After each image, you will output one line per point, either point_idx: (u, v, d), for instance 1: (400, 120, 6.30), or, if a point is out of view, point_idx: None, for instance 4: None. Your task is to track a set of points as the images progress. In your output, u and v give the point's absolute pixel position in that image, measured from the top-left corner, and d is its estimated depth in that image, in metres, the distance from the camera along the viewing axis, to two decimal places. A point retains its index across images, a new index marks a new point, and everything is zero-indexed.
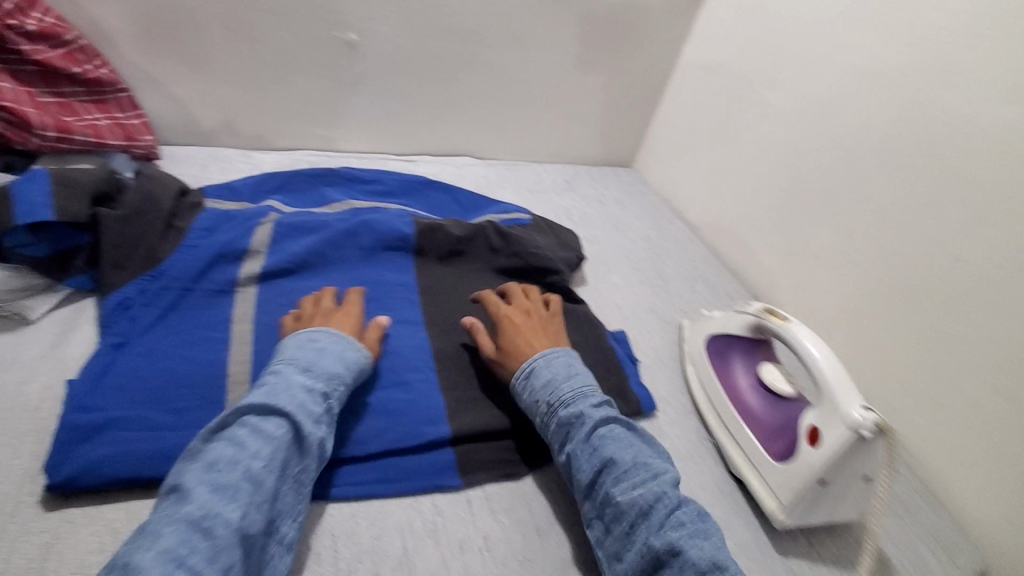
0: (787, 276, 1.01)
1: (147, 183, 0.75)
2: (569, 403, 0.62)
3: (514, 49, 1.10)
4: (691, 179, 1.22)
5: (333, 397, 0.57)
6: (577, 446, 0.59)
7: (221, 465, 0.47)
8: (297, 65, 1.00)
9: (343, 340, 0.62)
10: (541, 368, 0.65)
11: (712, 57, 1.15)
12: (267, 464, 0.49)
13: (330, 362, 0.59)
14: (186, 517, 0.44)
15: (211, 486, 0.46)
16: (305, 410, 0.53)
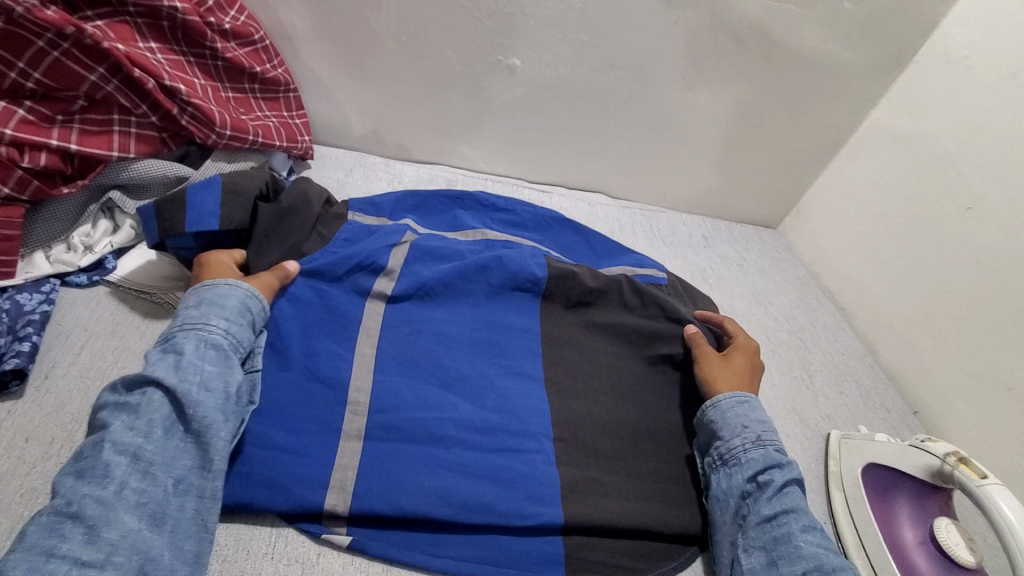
0: (964, 399, 0.85)
1: (301, 187, 0.75)
2: (779, 449, 0.62)
3: (677, 92, 1.02)
4: (850, 258, 1.08)
5: (210, 344, 0.56)
6: (774, 480, 0.59)
7: (88, 451, 0.48)
8: (454, 84, 0.99)
9: (204, 285, 0.61)
10: (755, 406, 0.66)
11: (906, 127, 1.00)
12: (141, 431, 0.49)
13: (190, 313, 0.59)
14: (52, 510, 0.45)
15: (78, 473, 0.46)
16: (169, 368, 0.53)
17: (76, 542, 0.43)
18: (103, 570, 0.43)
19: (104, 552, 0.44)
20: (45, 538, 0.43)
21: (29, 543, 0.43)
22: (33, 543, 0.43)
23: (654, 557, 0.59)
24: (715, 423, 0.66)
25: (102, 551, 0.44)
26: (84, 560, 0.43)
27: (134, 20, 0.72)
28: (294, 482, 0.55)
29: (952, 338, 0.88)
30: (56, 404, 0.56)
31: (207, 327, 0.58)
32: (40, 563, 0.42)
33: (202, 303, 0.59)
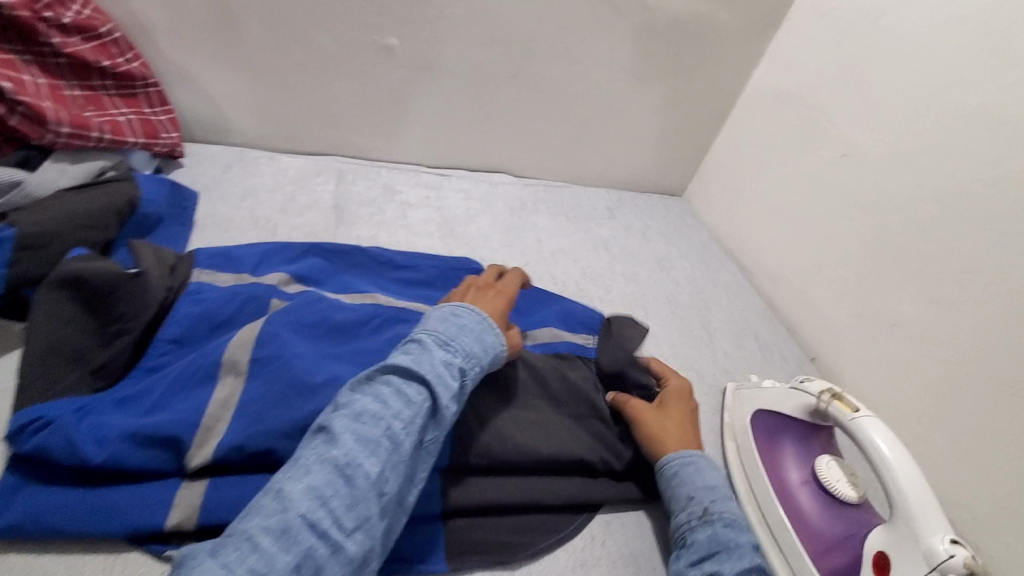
0: (853, 340, 0.88)
1: (134, 298, 0.58)
2: (728, 524, 0.53)
3: (564, 64, 1.01)
4: (748, 216, 1.10)
5: (468, 375, 0.54)
6: (721, 567, 0.50)
7: (365, 419, 0.47)
8: (334, 68, 0.95)
9: (486, 324, 0.58)
10: (703, 469, 0.59)
11: (785, 84, 1.02)
12: (405, 428, 0.48)
13: (475, 342, 0.56)
14: (333, 460, 0.45)
15: (356, 436, 0.46)
16: (443, 383, 0.51)
17: (341, 503, 0.43)
18: (347, 541, 0.43)
19: (354, 522, 0.44)
20: (317, 486, 0.43)
21: (307, 479, 0.43)
22: (309, 484, 0.43)
23: (542, 529, 0.57)
24: (666, 492, 0.59)
25: (350, 523, 0.43)
26: (339, 524, 0.43)
27: None
28: (132, 501, 0.49)
29: (839, 282, 0.90)
30: None
31: (471, 366, 0.54)
32: (310, 508, 0.42)
33: (469, 332, 0.56)
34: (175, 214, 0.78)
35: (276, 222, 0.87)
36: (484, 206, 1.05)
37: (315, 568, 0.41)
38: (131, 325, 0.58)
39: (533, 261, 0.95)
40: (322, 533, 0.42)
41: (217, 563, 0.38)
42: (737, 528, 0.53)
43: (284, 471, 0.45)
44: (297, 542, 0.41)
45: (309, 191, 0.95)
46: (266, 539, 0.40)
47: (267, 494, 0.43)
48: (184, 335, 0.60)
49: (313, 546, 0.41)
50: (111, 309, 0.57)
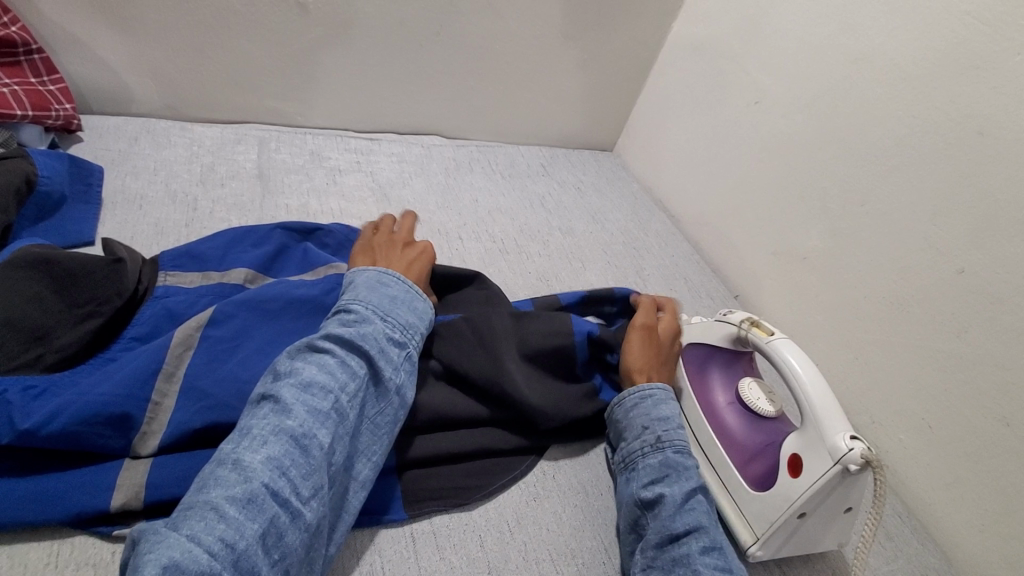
0: (770, 275, 0.95)
1: (111, 279, 0.60)
2: (679, 450, 0.58)
3: (488, 18, 1.00)
4: (674, 167, 1.14)
5: (409, 347, 0.57)
6: (671, 488, 0.55)
7: (314, 389, 0.47)
8: (244, 28, 0.89)
9: (413, 293, 0.60)
10: (660, 400, 0.62)
11: (702, 35, 1.06)
12: (350, 399, 0.49)
13: (410, 316, 0.58)
14: (288, 431, 0.44)
15: (308, 407, 0.46)
16: (385, 355, 0.53)
17: (299, 473, 0.43)
18: (305, 509, 0.43)
19: (311, 490, 0.44)
20: (277, 455, 0.43)
21: (265, 449, 0.43)
22: (268, 453, 0.43)
23: (496, 471, 0.61)
24: (621, 421, 0.63)
25: (307, 491, 0.43)
26: (298, 492, 0.43)
27: None
28: (72, 487, 0.48)
29: (756, 223, 0.97)
30: None
31: (409, 335, 0.57)
32: (271, 478, 0.42)
33: (406, 305, 0.58)
34: (76, 192, 0.73)
35: (195, 195, 0.82)
36: (418, 168, 1.03)
37: (278, 535, 0.41)
38: (102, 308, 0.58)
39: (470, 222, 0.95)
40: (284, 502, 0.42)
41: (182, 534, 0.37)
42: (687, 451, 0.58)
43: (234, 443, 0.43)
44: (262, 510, 0.40)
45: (229, 161, 0.90)
46: (232, 508, 0.39)
47: (221, 465, 0.42)
48: (147, 332, 0.60)
49: (276, 514, 0.41)
50: (83, 291, 0.58)
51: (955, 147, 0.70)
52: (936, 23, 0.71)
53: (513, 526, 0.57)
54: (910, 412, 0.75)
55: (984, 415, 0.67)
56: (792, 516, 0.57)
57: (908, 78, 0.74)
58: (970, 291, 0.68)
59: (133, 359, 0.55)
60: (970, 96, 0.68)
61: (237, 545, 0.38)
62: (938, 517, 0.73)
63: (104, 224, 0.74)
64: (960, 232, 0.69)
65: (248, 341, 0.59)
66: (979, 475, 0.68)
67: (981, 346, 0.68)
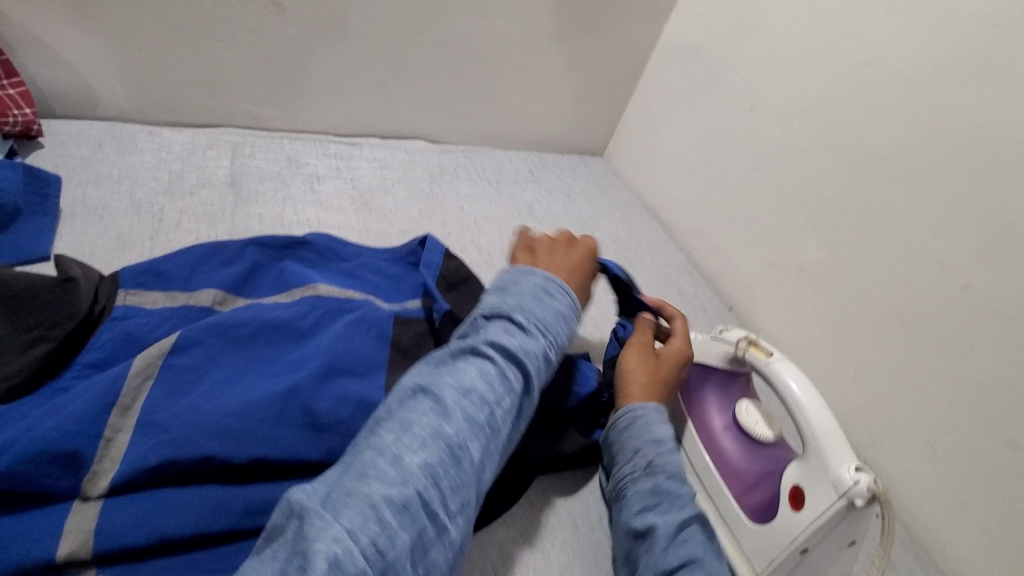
0: (766, 287, 0.92)
1: (64, 301, 0.56)
2: (673, 474, 0.54)
3: (475, 19, 0.96)
4: (666, 173, 1.11)
5: (555, 357, 0.54)
6: (662, 517, 0.51)
7: (475, 394, 0.46)
8: (216, 28, 0.85)
9: (573, 311, 0.57)
10: (653, 420, 0.58)
11: (696, 38, 1.02)
12: (505, 412, 0.47)
13: (570, 328, 0.56)
14: (444, 437, 0.42)
15: (466, 412, 0.44)
16: (539, 368, 0.51)
17: (449, 485, 0.41)
18: (450, 526, 0.41)
19: (457, 505, 0.41)
20: (432, 462, 0.41)
21: (423, 453, 0.41)
22: (425, 458, 0.41)
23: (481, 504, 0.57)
24: (615, 444, 0.59)
25: (454, 506, 0.41)
26: (447, 505, 0.41)
27: None
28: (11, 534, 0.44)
29: (751, 233, 0.94)
30: None
31: (559, 348, 0.55)
32: (424, 486, 0.40)
33: (559, 313, 0.56)
34: (31, 204, 0.68)
35: (162, 205, 0.77)
36: (401, 175, 0.99)
37: (423, 549, 0.38)
38: (52, 332, 0.54)
39: (455, 231, 0.91)
40: (432, 515, 0.39)
41: (341, 527, 0.35)
42: (682, 476, 0.55)
43: (396, 435, 0.42)
44: (413, 521, 0.38)
45: (200, 167, 0.85)
46: (388, 511, 0.37)
47: (381, 458, 0.40)
48: (105, 357, 0.55)
49: (424, 528, 0.39)
50: (33, 315, 0.54)
51: (960, 158, 0.67)
52: (941, 29, 0.68)
53: (499, 565, 0.54)
54: (912, 432, 0.72)
55: (990, 438, 0.65)
56: (794, 553, 0.54)
57: (911, 86, 0.71)
58: (976, 309, 0.66)
59: (85, 389, 0.51)
60: (976, 106, 0.65)
61: (385, 553, 0.36)
62: (942, 542, 0.70)
63: (61, 237, 0.69)
64: (964, 246, 0.67)
65: (214, 368, 0.56)
66: (985, 500, 0.66)
67: (986, 366, 0.65)
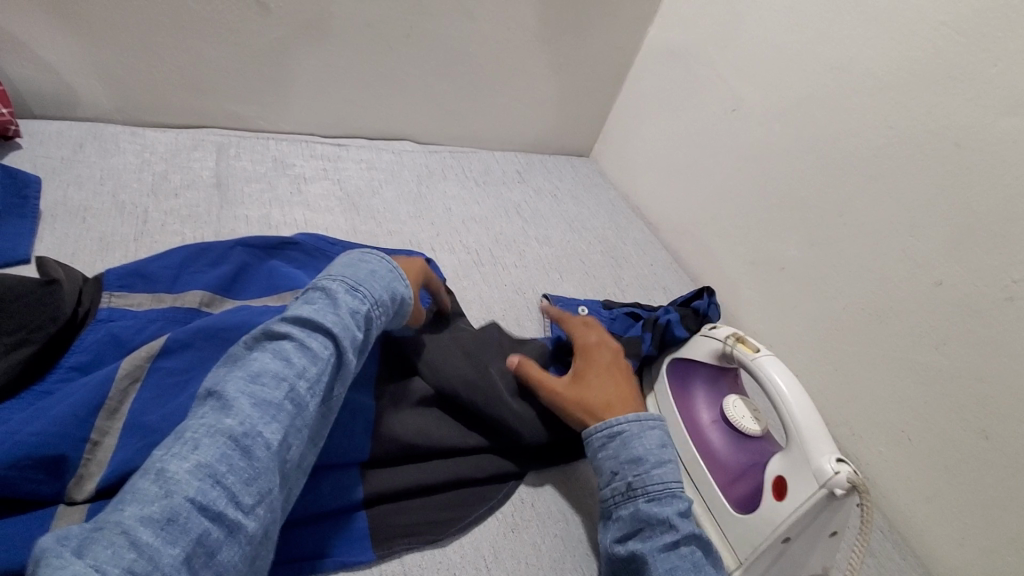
0: (749, 286, 0.94)
1: (47, 306, 0.55)
2: (654, 498, 0.53)
3: (461, 21, 0.96)
4: (651, 174, 1.13)
5: (373, 325, 0.53)
6: (643, 544, 0.51)
7: (265, 377, 0.42)
8: (199, 28, 0.84)
9: (395, 273, 0.57)
10: (633, 439, 0.57)
11: (678, 41, 1.04)
12: (310, 387, 0.44)
13: (382, 292, 0.54)
14: (227, 431, 0.39)
15: (254, 398, 0.41)
16: (348, 336, 0.48)
17: (238, 479, 0.38)
18: (247, 518, 0.38)
19: (254, 496, 0.38)
20: (210, 460, 0.37)
21: (196, 455, 0.37)
22: (199, 459, 0.37)
23: (471, 502, 0.58)
24: (595, 463, 0.59)
25: (250, 498, 0.38)
26: (238, 501, 0.37)
27: None
28: None
29: (734, 232, 0.96)
30: None
31: (373, 315, 0.52)
32: (201, 489, 0.36)
33: (370, 279, 0.54)
34: (10, 205, 0.67)
35: (145, 206, 0.76)
36: (388, 176, 0.99)
37: (209, 553, 0.35)
38: (34, 336, 0.53)
39: (443, 232, 0.92)
40: (217, 515, 0.36)
41: (86, 564, 0.31)
42: (667, 499, 0.53)
43: (164, 448, 0.38)
44: (187, 529, 0.35)
45: (184, 168, 0.84)
46: (147, 530, 0.33)
47: (143, 475, 0.36)
48: (90, 360, 0.55)
49: (206, 531, 0.35)
50: (14, 319, 0.53)
51: (933, 158, 0.69)
52: (913, 33, 0.70)
53: (491, 562, 0.54)
54: (890, 424, 0.75)
55: (963, 428, 0.67)
56: (776, 542, 0.55)
57: (885, 88, 0.73)
58: (948, 304, 0.68)
59: (71, 392, 0.50)
60: (947, 108, 0.68)
61: None
62: (920, 530, 0.72)
63: (41, 238, 0.68)
64: (937, 243, 0.69)
65: (203, 371, 0.55)
66: (959, 489, 0.68)
67: (959, 359, 0.67)
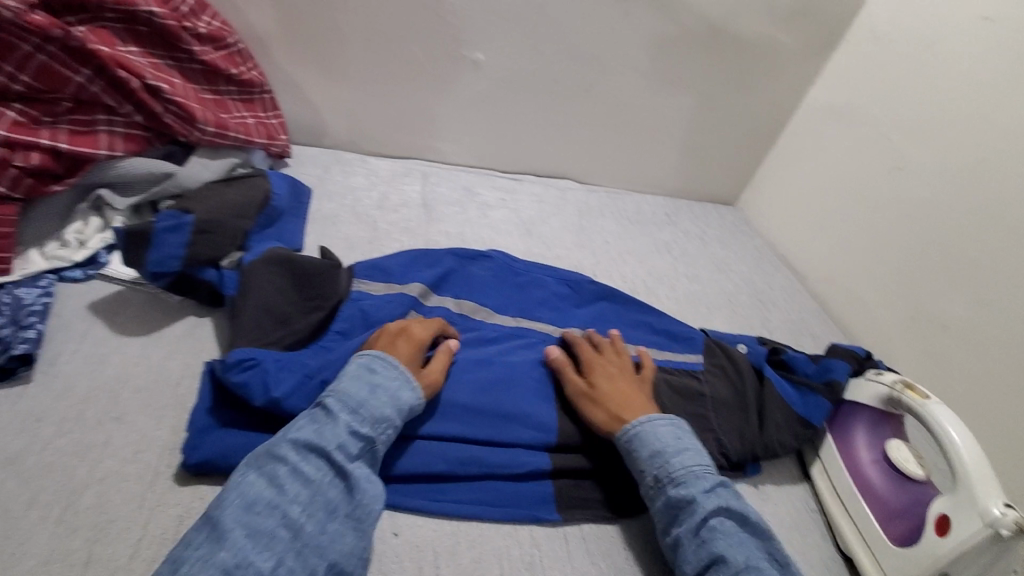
0: (906, 342, 0.94)
1: (330, 281, 0.73)
2: (681, 482, 0.59)
3: (635, 79, 1.09)
4: (801, 226, 1.16)
5: (379, 441, 0.56)
6: (682, 528, 0.57)
7: (259, 506, 0.48)
8: (424, 80, 1.03)
9: (404, 381, 0.60)
10: (646, 432, 0.63)
11: (841, 102, 1.09)
12: (301, 512, 0.49)
13: (385, 404, 0.57)
14: (220, 563, 0.44)
15: (246, 530, 0.46)
16: (342, 452, 0.53)
17: None
18: None
19: None
20: None
21: None
22: None
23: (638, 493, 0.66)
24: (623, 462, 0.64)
25: None
26: None
27: (114, 27, 0.72)
28: None
29: (892, 289, 0.97)
30: (62, 388, 0.59)
31: (379, 429, 0.56)
32: None
33: (370, 385, 0.57)
34: (295, 207, 0.87)
35: (375, 218, 0.95)
36: (554, 209, 1.12)
37: None
38: (324, 304, 0.71)
39: (603, 261, 1.02)
40: None
41: None
42: (692, 481, 0.60)
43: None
44: None
45: (399, 191, 1.03)
46: None
47: None
48: (348, 328, 0.71)
49: None
50: (312, 290, 0.71)
51: None
52: None
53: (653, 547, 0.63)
54: None
55: None
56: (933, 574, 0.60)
57: None
58: None
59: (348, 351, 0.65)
60: None
61: None
62: None
63: (308, 235, 0.88)
64: None
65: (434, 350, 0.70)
66: None
67: None
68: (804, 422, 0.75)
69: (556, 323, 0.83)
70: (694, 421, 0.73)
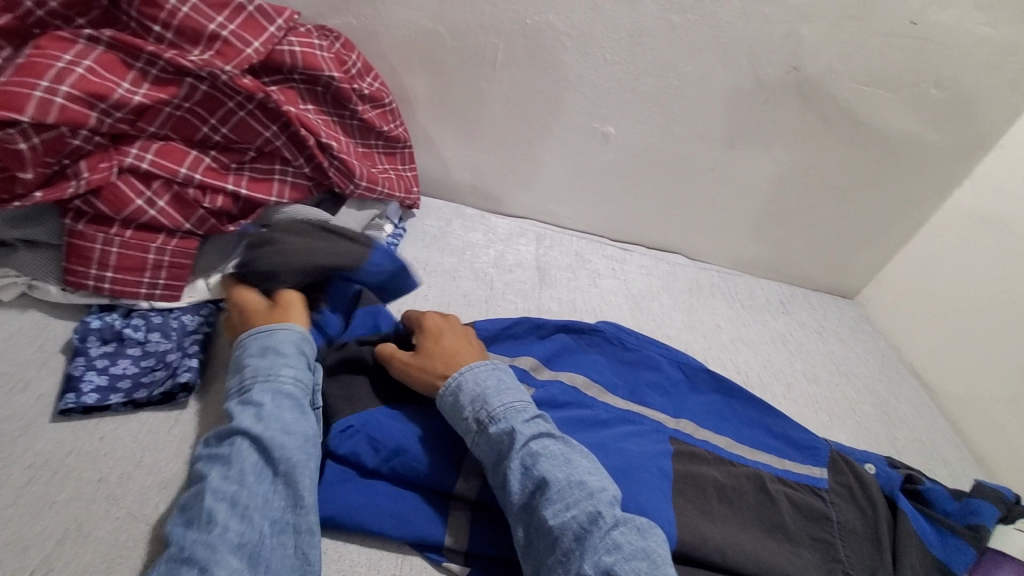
0: None
1: None
2: (502, 414, 0.59)
3: (764, 165, 1.06)
4: (934, 334, 1.07)
5: (286, 394, 0.59)
6: (522, 469, 0.55)
7: (193, 501, 0.50)
8: (553, 147, 1.06)
9: (280, 332, 0.64)
10: (480, 370, 0.63)
11: (991, 210, 1.01)
12: (233, 479, 0.51)
13: (258, 362, 0.61)
14: (171, 555, 0.46)
15: (186, 523, 0.49)
16: (257, 414, 0.56)
17: None
18: None
19: None
20: None
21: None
22: None
23: None
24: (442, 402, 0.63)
25: None
26: None
27: (298, 86, 0.80)
28: (416, 513, 0.59)
29: None
30: (213, 416, 0.63)
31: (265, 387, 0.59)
32: None
33: (267, 352, 0.62)
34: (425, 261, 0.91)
35: (491, 276, 0.98)
36: (665, 284, 1.10)
37: None
38: None
39: (714, 347, 0.99)
40: None
41: None
42: (509, 416, 0.59)
43: None
44: None
45: (515, 251, 1.06)
46: None
47: None
48: None
49: None
50: None
51: None
52: None
53: None
54: None
55: None
56: None
57: None
58: None
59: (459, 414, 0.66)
60: None
61: None
62: None
63: (431, 287, 0.91)
64: None
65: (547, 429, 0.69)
66: None
67: None
68: (942, 567, 0.67)
69: (668, 410, 0.79)
70: (822, 548, 0.67)
